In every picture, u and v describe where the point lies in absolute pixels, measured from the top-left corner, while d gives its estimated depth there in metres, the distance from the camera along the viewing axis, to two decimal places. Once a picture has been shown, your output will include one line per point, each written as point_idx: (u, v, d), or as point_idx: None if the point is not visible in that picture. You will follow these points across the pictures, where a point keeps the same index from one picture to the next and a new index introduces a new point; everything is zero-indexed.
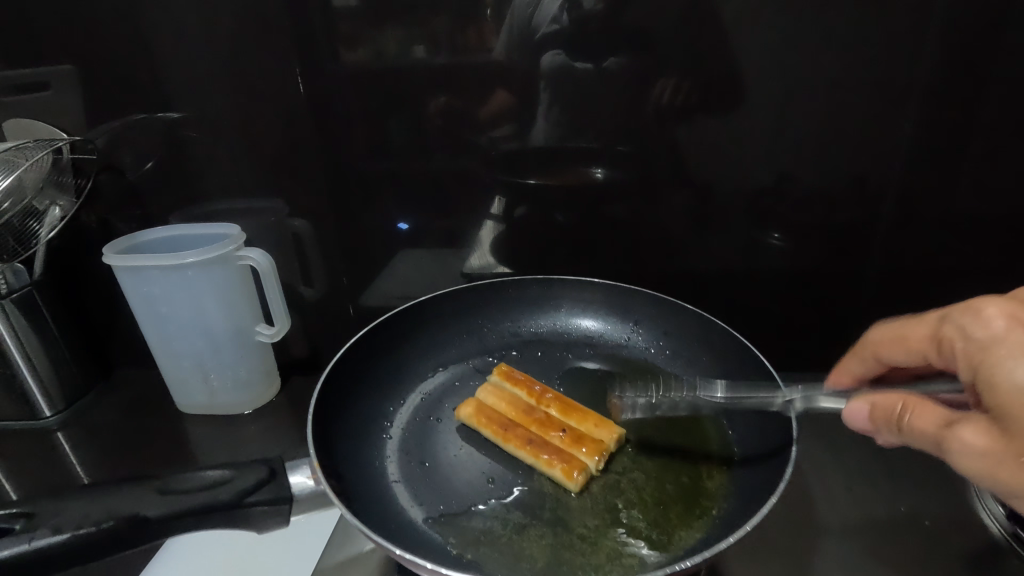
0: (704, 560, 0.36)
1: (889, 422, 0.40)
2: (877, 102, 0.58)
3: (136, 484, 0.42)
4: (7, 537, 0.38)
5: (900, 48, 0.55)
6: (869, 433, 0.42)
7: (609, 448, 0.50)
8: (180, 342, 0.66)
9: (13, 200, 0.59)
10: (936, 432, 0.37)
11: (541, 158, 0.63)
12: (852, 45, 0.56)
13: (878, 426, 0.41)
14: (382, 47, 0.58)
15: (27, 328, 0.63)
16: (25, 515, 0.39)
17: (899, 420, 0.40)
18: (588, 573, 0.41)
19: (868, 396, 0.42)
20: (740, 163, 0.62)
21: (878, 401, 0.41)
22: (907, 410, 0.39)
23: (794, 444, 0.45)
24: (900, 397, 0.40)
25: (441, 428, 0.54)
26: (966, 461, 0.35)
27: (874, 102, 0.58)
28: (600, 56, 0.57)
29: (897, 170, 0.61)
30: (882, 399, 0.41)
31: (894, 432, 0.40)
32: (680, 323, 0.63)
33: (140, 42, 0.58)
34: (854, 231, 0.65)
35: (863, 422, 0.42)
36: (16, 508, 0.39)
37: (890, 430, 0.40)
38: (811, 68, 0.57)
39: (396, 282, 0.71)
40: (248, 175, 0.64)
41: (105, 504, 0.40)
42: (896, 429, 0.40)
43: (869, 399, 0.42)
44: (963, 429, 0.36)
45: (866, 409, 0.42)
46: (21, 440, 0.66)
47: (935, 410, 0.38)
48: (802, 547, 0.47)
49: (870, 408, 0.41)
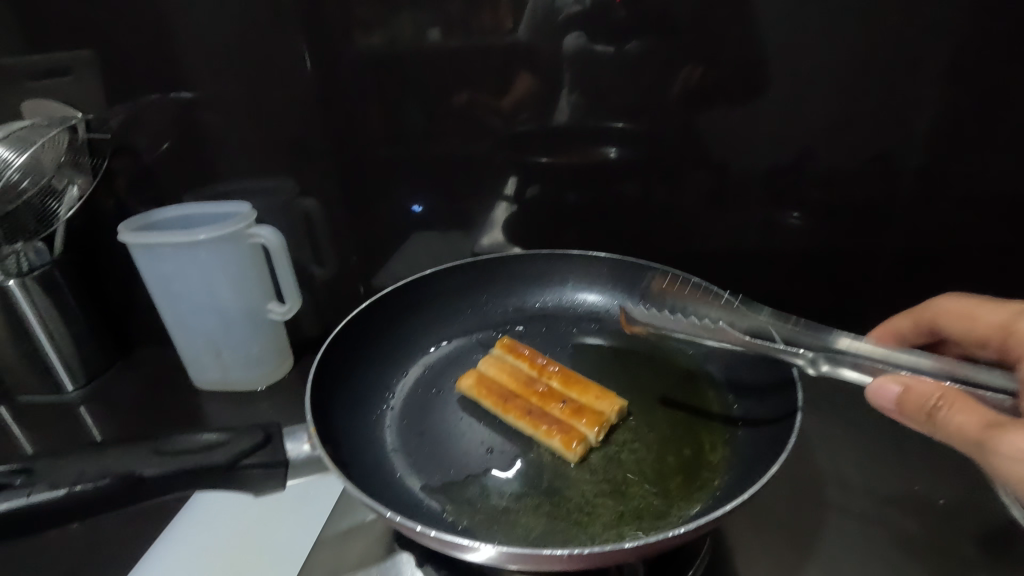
0: (701, 528, 0.35)
1: (920, 411, 0.38)
2: (906, 78, 0.55)
3: (134, 443, 0.41)
4: (7, 490, 0.38)
5: (933, 22, 0.53)
6: (890, 415, 0.40)
7: (610, 420, 0.49)
8: (191, 318, 0.67)
9: (32, 178, 0.60)
10: (978, 433, 0.35)
11: (555, 137, 0.61)
12: (882, 20, 0.53)
13: (903, 412, 0.39)
14: (398, 31, 0.57)
15: (48, 304, 0.65)
16: (24, 471, 0.38)
17: (931, 411, 0.37)
18: (583, 541, 0.41)
19: (901, 377, 0.39)
20: (760, 141, 0.60)
21: (912, 387, 0.38)
22: (944, 404, 0.37)
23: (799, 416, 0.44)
24: (939, 389, 0.37)
25: (443, 398, 0.54)
26: (1008, 466, 0.34)
27: (904, 77, 0.55)
28: (621, 36, 0.56)
29: (926, 149, 0.59)
30: (918, 386, 0.38)
31: (922, 422, 0.38)
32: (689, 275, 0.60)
33: (159, 27, 0.59)
34: (879, 210, 0.62)
35: (887, 405, 0.40)
36: (18, 464, 0.40)
37: (917, 420, 0.38)
38: (837, 43, 0.54)
39: (407, 265, 0.71)
40: (262, 156, 0.64)
41: (101, 462, 0.40)
42: (925, 419, 0.38)
43: (903, 382, 0.39)
44: (1013, 435, 0.34)
45: (896, 392, 0.39)
46: (45, 413, 0.68)
47: (978, 410, 0.36)
48: (813, 528, 0.46)
49: (902, 392, 0.39)
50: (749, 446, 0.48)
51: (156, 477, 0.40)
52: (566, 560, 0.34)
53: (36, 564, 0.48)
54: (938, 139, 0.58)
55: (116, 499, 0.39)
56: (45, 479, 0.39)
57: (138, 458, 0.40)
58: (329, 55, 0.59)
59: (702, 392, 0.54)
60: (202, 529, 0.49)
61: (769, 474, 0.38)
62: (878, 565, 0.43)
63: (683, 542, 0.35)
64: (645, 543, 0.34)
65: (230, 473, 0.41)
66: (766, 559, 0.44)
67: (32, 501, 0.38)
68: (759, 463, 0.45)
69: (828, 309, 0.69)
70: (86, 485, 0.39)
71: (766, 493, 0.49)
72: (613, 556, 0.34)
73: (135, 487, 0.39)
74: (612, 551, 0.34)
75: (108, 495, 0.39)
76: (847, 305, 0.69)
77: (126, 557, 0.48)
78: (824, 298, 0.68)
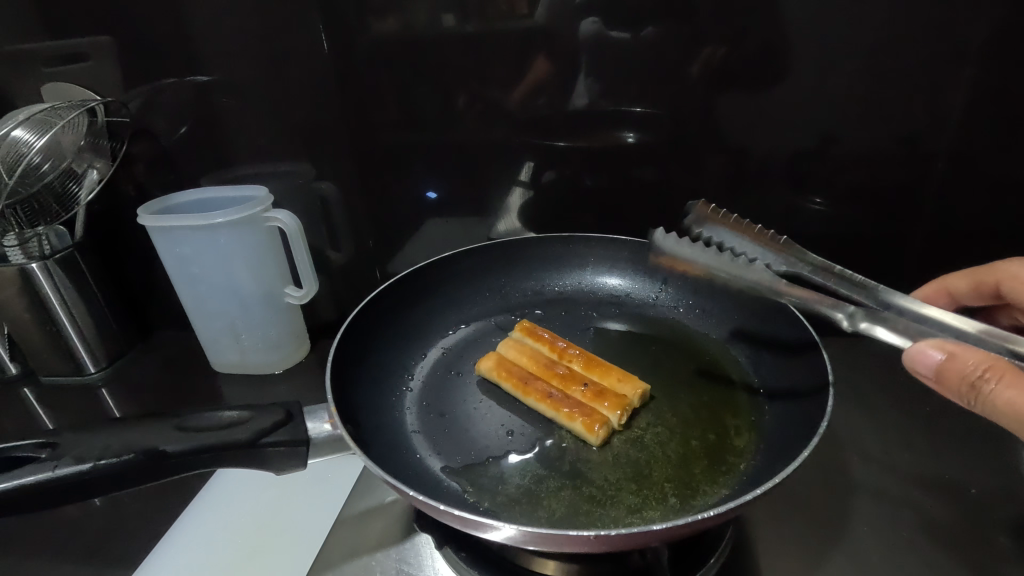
0: (733, 510, 0.34)
1: (961, 382, 0.37)
2: (937, 61, 0.53)
3: (158, 420, 0.41)
4: (32, 464, 0.38)
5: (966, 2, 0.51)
6: (925, 379, 0.39)
7: (633, 403, 0.48)
8: (210, 300, 0.67)
9: (52, 161, 0.62)
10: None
11: (573, 121, 0.60)
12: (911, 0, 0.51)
13: (942, 380, 0.37)
14: (411, 16, 0.57)
15: (69, 286, 0.65)
16: (50, 444, 0.39)
17: (974, 381, 0.36)
18: (608, 523, 0.40)
19: (946, 345, 0.37)
20: (784, 125, 0.58)
21: (956, 355, 0.37)
22: (992, 375, 0.35)
23: (830, 390, 0.43)
24: (985, 360, 0.36)
25: (463, 381, 0.54)
26: None
27: (935, 60, 0.53)
28: (638, 20, 0.54)
29: (958, 133, 0.56)
30: (962, 355, 0.37)
31: (962, 392, 0.37)
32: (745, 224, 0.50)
33: (173, 13, 0.59)
34: (908, 195, 0.60)
35: (921, 369, 0.39)
36: (44, 438, 0.40)
37: (955, 388, 0.37)
38: (865, 24, 0.53)
39: (424, 251, 0.71)
40: (277, 141, 0.64)
41: (127, 438, 0.40)
42: (965, 389, 0.37)
43: (948, 350, 0.37)
44: None
45: (938, 359, 0.37)
46: (68, 394, 0.69)
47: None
48: (835, 515, 0.46)
49: (946, 360, 0.37)
50: (775, 431, 0.47)
51: (180, 453, 0.40)
52: (593, 541, 0.33)
53: (61, 541, 0.48)
54: (970, 123, 0.56)
55: (138, 475, 0.39)
56: (70, 453, 0.38)
57: (158, 433, 0.40)
58: (343, 40, 0.58)
59: (727, 376, 0.53)
60: (222, 507, 0.49)
61: (801, 458, 0.37)
62: (904, 555, 0.42)
63: (712, 525, 0.34)
64: (674, 524, 0.33)
65: (250, 450, 0.41)
66: (789, 545, 0.43)
67: (58, 474, 0.38)
68: (786, 450, 0.44)
69: None
70: (112, 460, 0.38)
71: (790, 482, 0.48)
72: (641, 537, 0.33)
73: (159, 463, 0.39)
74: (640, 533, 0.33)
75: (132, 471, 0.39)
76: None
77: (149, 534, 0.48)
78: None
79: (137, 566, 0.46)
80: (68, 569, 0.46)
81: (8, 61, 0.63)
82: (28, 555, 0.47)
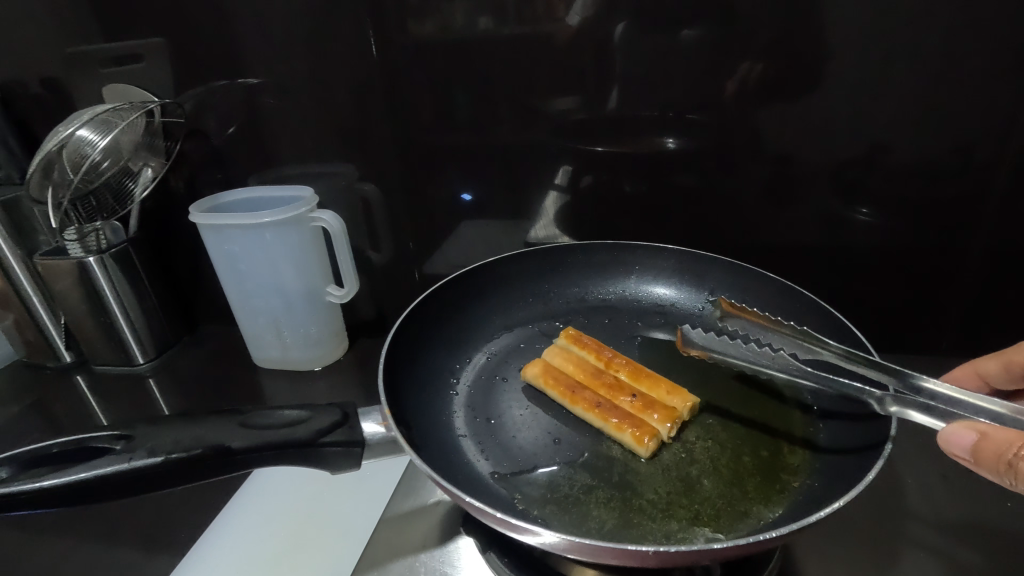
0: (791, 531, 0.33)
1: (996, 460, 0.33)
2: (990, 66, 0.51)
3: (223, 417, 0.42)
4: (110, 455, 0.39)
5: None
6: (967, 465, 0.35)
7: (682, 416, 0.48)
8: (258, 298, 0.68)
9: (111, 159, 0.64)
10: None
11: (612, 125, 0.60)
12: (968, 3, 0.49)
13: (978, 461, 0.34)
14: (450, 19, 0.57)
15: (123, 280, 0.68)
16: (125, 437, 0.40)
17: (1011, 460, 0.33)
18: (659, 540, 0.40)
19: (977, 424, 0.35)
20: (833, 133, 0.56)
21: (990, 433, 0.34)
22: None
23: (892, 435, 0.41)
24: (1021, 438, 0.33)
25: (508, 387, 0.55)
26: None
27: (988, 64, 0.51)
28: (678, 24, 0.54)
29: (1013, 140, 0.54)
30: (996, 432, 0.34)
31: (1001, 472, 0.33)
32: (785, 287, 0.58)
33: (221, 15, 0.60)
34: (959, 206, 0.58)
35: (961, 452, 0.36)
36: (117, 430, 0.41)
37: (995, 470, 0.33)
38: (916, 28, 0.51)
39: (460, 252, 0.71)
40: (321, 142, 0.65)
41: (195, 433, 0.40)
42: (1004, 470, 0.33)
43: (980, 430, 0.35)
44: None
45: (972, 440, 0.35)
46: (117, 383, 0.72)
47: None
48: (886, 544, 0.44)
49: (978, 439, 0.35)
50: (833, 453, 0.45)
51: (245, 450, 0.40)
52: (650, 557, 0.33)
53: (115, 527, 0.50)
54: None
55: (195, 472, 0.40)
56: (144, 445, 0.39)
57: (224, 430, 0.41)
58: (383, 43, 0.59)
59: (780, 394, 0.53)
60: (266, 502, 0.50)
61: (865, 484, 0.36)
62: None
63: (771, 546, 0.34)
64: (736, 544, 0.33)
65: (310, 449, 0.42)
66: (836, 570, 0.42)
67: (133, 466, 0.38)
68: (844, 472, 0.43)
69: (900, 310, 0.65)
70: (180, 455, 0.39)
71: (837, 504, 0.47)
72: (699, 554, 0.33)
73: (224, 459, 0.40)
74: (698, 551, 0.33)
75: (195, 465, 0.40)
76: (921, 307, 0.64)
77: (198, 523, 0.50)
78: (898, 299, 0.64)
79: (182, 558, 0.47)
80: (124, 552, 0.48)
81: (72, 63, 0.66)
82: (84, 540, 0.49)
